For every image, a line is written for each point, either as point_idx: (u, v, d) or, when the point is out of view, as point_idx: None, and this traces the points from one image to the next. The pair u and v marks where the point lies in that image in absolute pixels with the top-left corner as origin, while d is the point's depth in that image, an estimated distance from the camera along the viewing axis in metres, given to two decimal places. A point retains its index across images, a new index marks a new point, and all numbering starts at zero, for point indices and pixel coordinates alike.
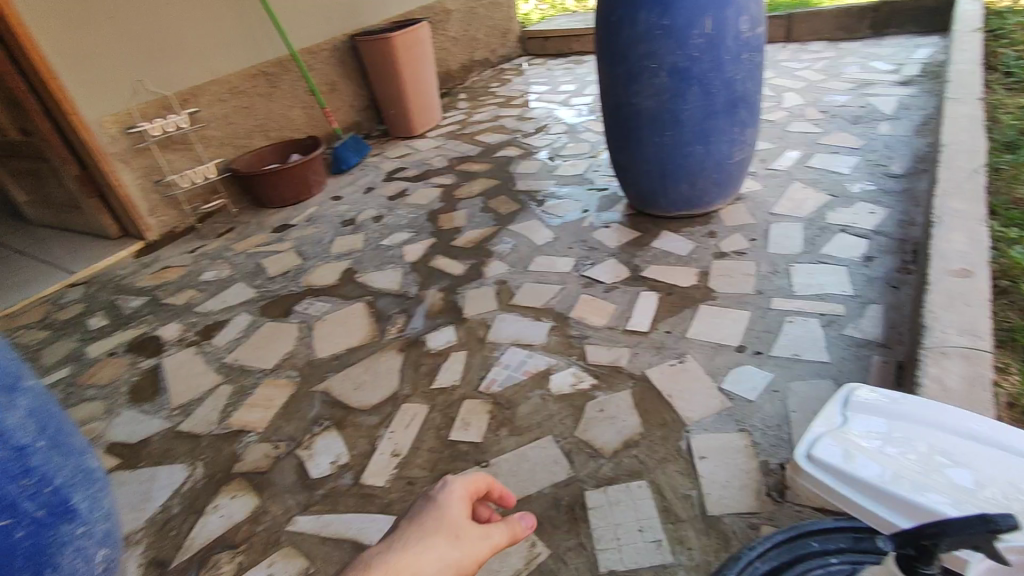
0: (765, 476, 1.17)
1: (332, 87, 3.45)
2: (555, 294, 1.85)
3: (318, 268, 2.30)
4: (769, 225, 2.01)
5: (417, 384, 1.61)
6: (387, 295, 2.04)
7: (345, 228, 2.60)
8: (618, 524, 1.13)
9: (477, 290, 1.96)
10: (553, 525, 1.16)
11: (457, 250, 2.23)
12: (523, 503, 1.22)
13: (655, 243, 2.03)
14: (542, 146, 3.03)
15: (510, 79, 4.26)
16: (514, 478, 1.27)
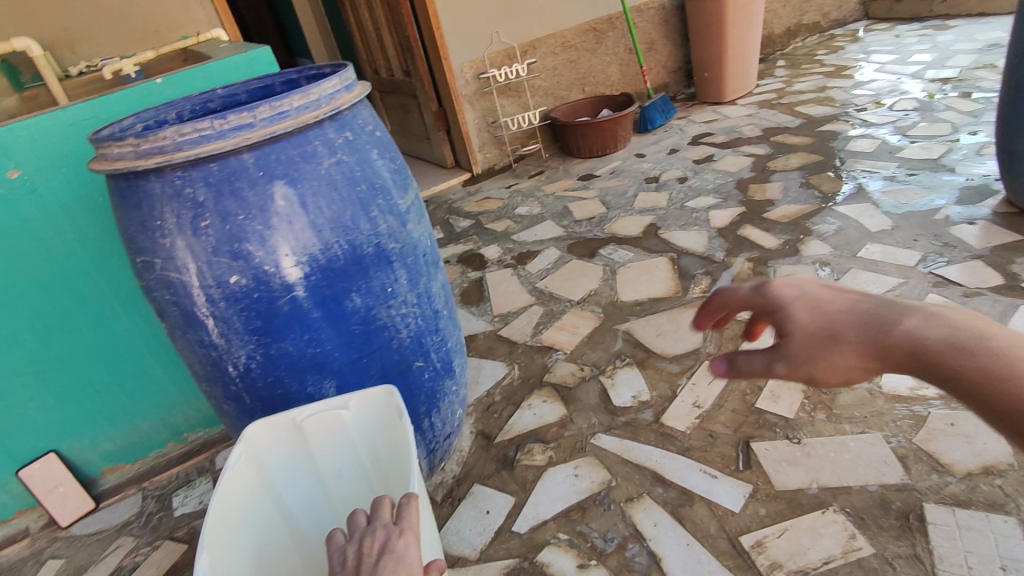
0: None
1: (649, 47, 3.47)
2: (892, 287, 1.64)
3: (621, 219, 2.39)
4: None
5: (722, 346, 1.60)
6: (690, 255, 2.04)
7: (647, 185, 2.64)
8: (970, 552, 1.00)
9: (793, 266, 1.83)
10: (880, 525, 1.07)
11: (770, 222, 2.10)
12: (841, 491, 1.14)
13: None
14: (881, 123, 2.65)
15: (843, 46, 3.78)
16: (832, 465, 1.20)
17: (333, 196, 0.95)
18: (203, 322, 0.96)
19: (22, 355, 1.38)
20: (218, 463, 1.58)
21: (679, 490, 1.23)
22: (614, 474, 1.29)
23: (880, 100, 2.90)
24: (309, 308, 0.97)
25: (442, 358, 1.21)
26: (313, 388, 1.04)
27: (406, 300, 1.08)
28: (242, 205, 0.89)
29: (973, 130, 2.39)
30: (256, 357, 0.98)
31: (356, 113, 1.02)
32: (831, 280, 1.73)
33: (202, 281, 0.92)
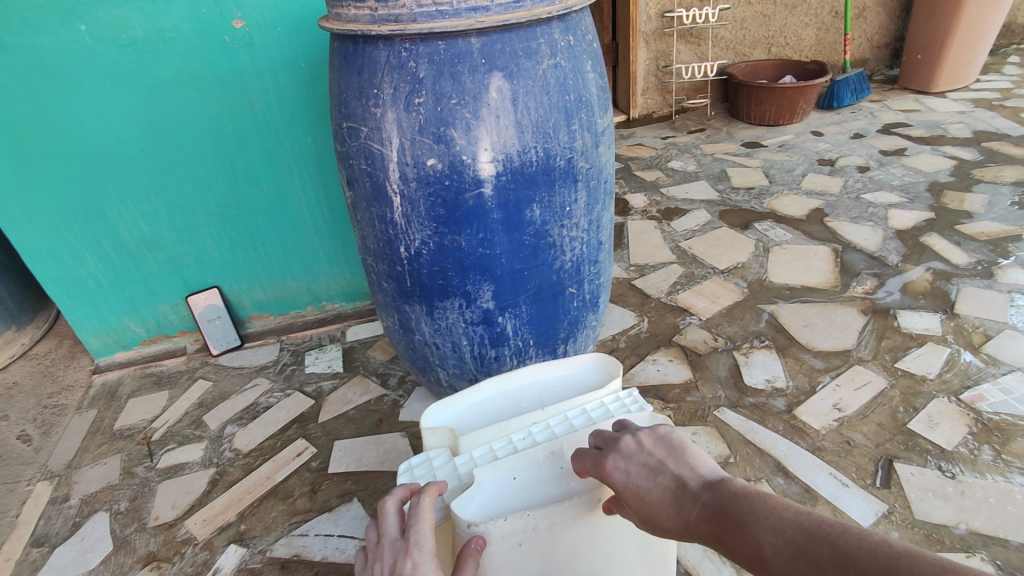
0: None
1: (861, 14, 3.08)
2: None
3: (783, 196, 2.21)
4: None
5: (878, 354, 1.45)
6: (858, 251, 1.85)
7: (822, 166, 2.41)
8: None
9: (982, 291, 1.62)
10: None
11: (962, 236, 1.86)
12: (996, 542, 1.02)
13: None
14: None
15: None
16: (989, 511, 1.07)
17: (543, 100, 0.92)
18: (390, 199, 0.98)
19: (212, 196, 1.52)
20: (348, 337, 1.68)
21: (803, 486, 1.15)
22: (733, 451, 1.24)
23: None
24: (491, 209, 0.96)
25: (592, 291, 1.19)
26: (471, 287, 1.05)
27: (579, 223, 1.06)
28: (457, 89, 0.89)
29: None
30: (429, 244, 1.00)
31: (579, 20, 0.98)
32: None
33: (400, 158, 0.94)
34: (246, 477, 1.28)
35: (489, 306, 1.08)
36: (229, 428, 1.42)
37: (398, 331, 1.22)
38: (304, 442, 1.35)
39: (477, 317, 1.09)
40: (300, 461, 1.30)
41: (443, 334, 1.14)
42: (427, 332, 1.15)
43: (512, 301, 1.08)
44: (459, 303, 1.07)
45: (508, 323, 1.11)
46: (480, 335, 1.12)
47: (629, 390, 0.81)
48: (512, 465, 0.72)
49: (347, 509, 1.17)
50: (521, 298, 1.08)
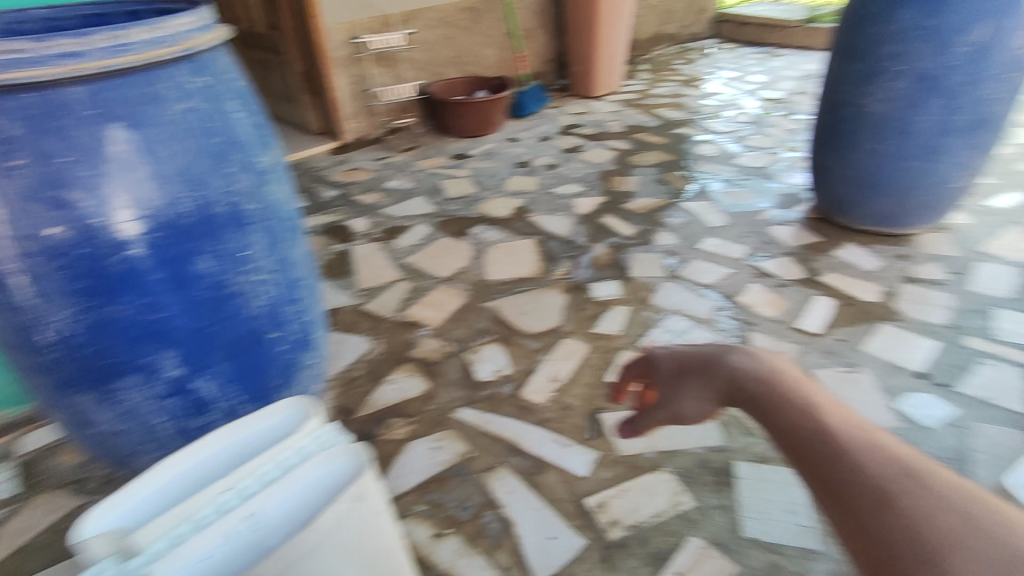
0: None
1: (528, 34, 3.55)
2: (725, 277, 1.85)
3: (491, 200, 2.43)
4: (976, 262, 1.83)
5: (579, 325, 1.69)
6: (555, 239, 2.13)
7: (520, 169, 2.71)
8: (767, 500, 1.17)
9: (644, 255, 1.99)
10: (700, 482, 1.21)
11: (627, 212, 2.27)
12: (672, 455, 1.27)
13: (842, 252, 1.94)
14: (724, 132, 2.95)
15: (697, 58, 4.14)
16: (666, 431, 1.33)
17: (180, 145, 0.90)
18: (12, 279, 0.86)
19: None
20: (21, 449, 1.37)
21: (533, 458, 1.29)
22: (473, 445, 1.33)
23: (726, 110, 3.23)
24: (148, 270, 0.90)
25: (301, 330, 1.13)
26: (149, 358, 0.95)
27: (263, 265, 1.01)
28: (70, 144, 0.84)
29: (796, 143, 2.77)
30: (80, 322, 0.89)
31: (213, 60, 0.98)
32: (676, 267, 1.91)
33: (14, 230, 0.84)
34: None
35: (178, 373, 0.98)
36: None
37: (76, 428, 1.04)
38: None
39: (168, 389, 0.99)
40: None
41: (132, 419, 1.00)
42: (111, 421, 1.00)
43: (205, 362, 1.00)
44: (139, 378, 0.96)
45: (206, 387, 1.02)
46: (179, 408, 1.02)
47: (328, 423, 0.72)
48: (197, 547, 0.59)
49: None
50: (216, 356, 1.00)
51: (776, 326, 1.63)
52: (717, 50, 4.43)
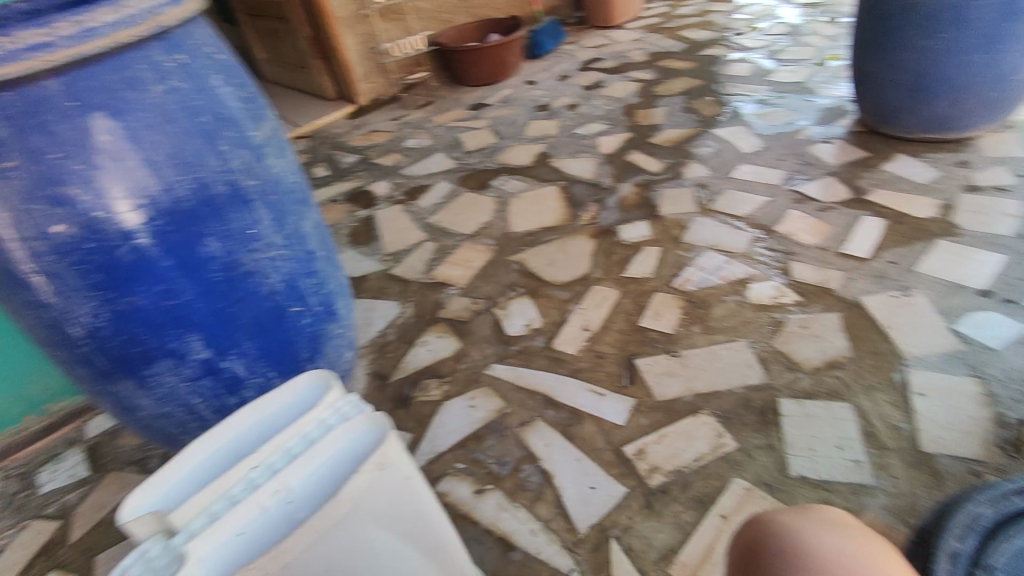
0: (708, 460, 1.36)
1: (390, 15, 3.44)
2: (574, 270, 2.01)
3: (359, 223, 2.47)
4: (787, 219, 2.05)
5: (430, 344, 1.82)
6: (416, 257, 2.21)
7: (389, 184, 2.71)
8: (573, 482, 1.38)
9: (504, 260, 2.11)
10: (521, 475, 1.41)
11: (486, 215, 2.36)
12: (501, 455, 1.46)
13: (676, 226, 2.12)
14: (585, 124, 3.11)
15: (634, 13, 4.14)
16: (497, 434, 1.51)
17: (171, 129, 1.02)
18: (29, 279, 1.02)
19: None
20: (90, 433, 1.76)
21: None
22: None
23: (590, 90, 3.24)
24: (158, 258, 1.06)
25: (321, 301, 1.37)
26: (176, 343, 1.16)
27: (272, 242, 1.21)
28: (55, 141, 0.94)
29: (652, 112, 2.89)
30: (101, 315, 1.07)
31: (188, 34, 1.09)
32: (530, 268, 2.06)
33: (21, 233, 0.97)
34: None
35: (205, 355, 1.20)
36: None
37: (123, 413, 1.29)
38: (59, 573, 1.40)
39: (197, 370, 1.22)
40: None
41: (169, 399, 1.24)
42: (151, 403, 1.24)
43: (230, 341, 1.22)
44: (170, 363, 1.18)
45: (236, 364, 1.25)
46: (211, 386, 1.26)
47: (348, 396, 0.94)
48: (233, 524, 0.79)
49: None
50: (239, 336, 1.23)
51: (614, 312, 1.82)
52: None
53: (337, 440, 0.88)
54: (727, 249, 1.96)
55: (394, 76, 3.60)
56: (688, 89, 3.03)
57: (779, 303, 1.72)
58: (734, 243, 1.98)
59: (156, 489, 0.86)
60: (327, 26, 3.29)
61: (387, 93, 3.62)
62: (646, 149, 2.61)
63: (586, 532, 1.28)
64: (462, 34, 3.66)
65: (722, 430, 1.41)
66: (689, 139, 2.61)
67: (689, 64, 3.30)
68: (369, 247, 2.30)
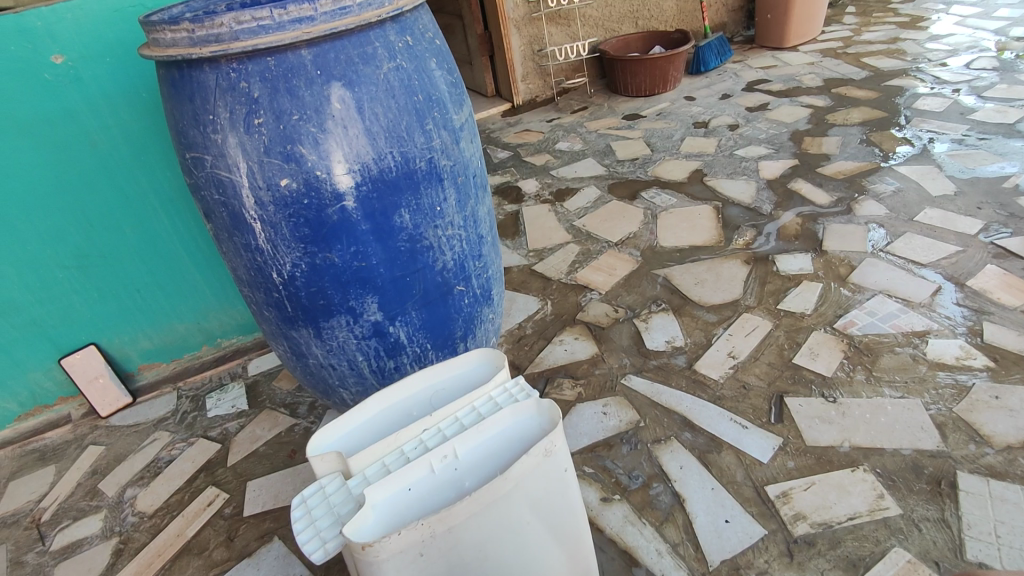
0: (867, 519, 1.23)
1: (558, 21, 3.52)
2: (723, 294, 1.93)
3: (505, 217, 2.54)
4: (980, 273, 1.83)
5: (566, 345, 1.83)
6: (559, 257, 2.23)
7: (537, 182, 2.76)
8: (708, 510, 1.31)
9: (649, 272, 2.08)
10: (652, 493, 1.36)
11: (634, 226, 2.34)
12: (631, 467, 1.43)
13: (842, 263, 1.97)
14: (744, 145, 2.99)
15: (811, 38, 3.91)
16: (629, 446, 1.48)
17: (390, 104, 1.10)
18: (250, 225, 1.14)
19: (68, 249, 1.65)
20: (251, 371, 1.91)
21: None
22: None
23: (756, 111, 3.10)
24: (358, 220, 1.14)
25: (481, 285, 1.42)
26: (355, 302, 1.24)
27: (452, 221, 1.27)
28: (297, 104, 1.04)
29: (824, 140, 2.71)
30: (301, 266, 1.17)
31: (415, 20, 1.18)
32: (676, 284, 2.01)
33: (253, 183, 1.08)
34: (154, 540, 1.42)
35: (376, 318, 1.27)
36: (130, 491, 1.56)
37: (292, 358, 1.40)
38: (214, 490, 1.52)
39: (367, 330, 1.29)
40: (212, 511, 1.46)
41: (337, 354, 1.33)
42: (321, 354, 1.34)
43: (400, 309, 1.28)
44: (346, 319, 1.26)
45: (400, 332, 1.32)
46: (376, 348, 1.32)
47: (515, 380, 0.96)
48: (405, 478, 0.83)
49: (267, 550, 1.35)
50: (409, 305, 1.29)
51: (765, 342, 1.72)
52: (830, 20, 4.31)
53: (505, 417, 0.89)
54: (903, 296, 1.78)
55: (553, 80, 3.68)
56: (867, 120, 2.81)
57: (965, 365, 1.54)
58: (912, 290, 1.80)
59: (336, 434, 0.93)
60: (499, 26, 3.42)
61: (543, 96, 3.71)
62: (814, 178, 2.45)
63: (716, 567, 1.20)
64: (625, 44, 3.66)
65: (884, 491, 1.28)
66: (865, 173, 2.42)
67: (871, 93, 3.06)
68: (515, 242, 2.37)
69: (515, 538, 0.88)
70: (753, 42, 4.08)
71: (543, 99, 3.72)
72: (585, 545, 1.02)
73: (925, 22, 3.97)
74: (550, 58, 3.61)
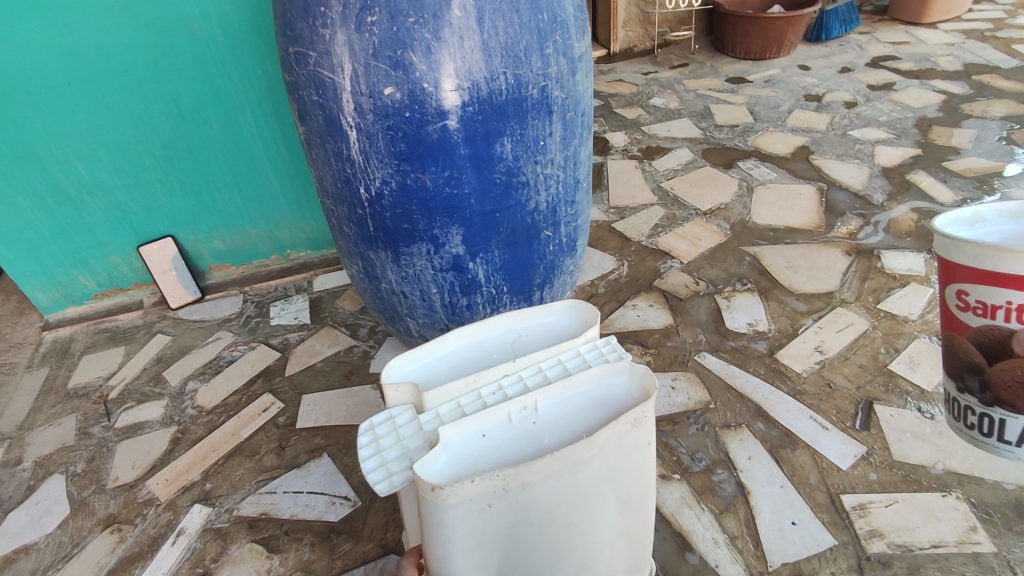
0: (955, 553, 1.12)
1: None
2: (817, 283, 1.78)
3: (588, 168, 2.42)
4: None
5: (640, 310, 1.73)
6: (641, 218, 2.11)
7: (626, 136, 2.61)
8: (775, 508, 1.22)
9: (737, 248, 1.94)
10: (715, 480, 1.28)
11: (726, 196, 2.18)
12: (695, 449, 1.35)
13: None
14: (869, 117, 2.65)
15: (953, 16, 3.49)
16: (697, 427, 1.39)
17: (512, 19, 1.00)
18: (345, 133, 1.07)
19: (157, 137, 1.64)
20: (316, 286, 1.89)
21: None
22: None
23: (879, 90, 2.81)
24: (458, 143, 1.06)
25: (568, 233, 1.33)
26: (439, 231, 1.17)
27: (553, 159, 1.17)
28: (415, 5, 0.95)
29: (954, 131, 2.43)
30: (391, 184, 1.10)
31: None
32: (766, 265, 1.86)
33: (355, 87, 1.01)
34: (210, 435, 1.44)
35: (458, 251, 1.21)
36: (192, 385, 1.59)
37: (365, 279, 1.36)
38: (270, 398, 1.52)
39: (446, 263, 1.23)
40: (266, 418, 1.47)
41: (411, 282, 1.28)
42: (395, 280, 1.29)
43: (483, 246, 1.21)
44: (426, 248, 1.20)
45: (478, 270, 1.25)
46: (451, 282, 1.26)
47: (607, 339, 0.88)
48: (481, 424, 0.78)
49: (316, 465, 1.35)
50: (493, 243, 1.22)
51: (859, 342, 1.57)
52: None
53: (593, 376, 0.82)
54: None
55: (656, 30, 3.44)
56: (1010, 115, 2.50)
57: None
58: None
59: (411, 364, 0.88)
60: None
61: (642, 46, 3.48)
62: (937, 172, 2.21)
63: (777, 568, 1.12)
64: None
65: (977, 524, 1.16)
66: (999, 175, 2.16)
67: (1018, 86, 2.71)
68: (596, 195, 2.25)
69: (584, 506, 0.82)
70: (884, 14, 3.69)
71: (642, 50, 3.49)
72: (647, 522, 0.95)
73: None
74: (657, 5, 3.36)
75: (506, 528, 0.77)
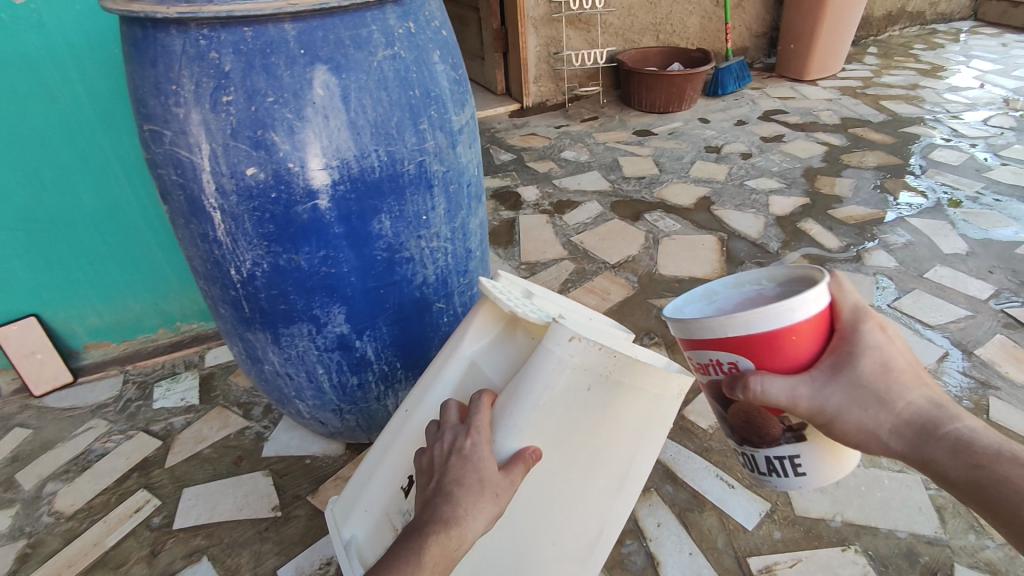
0: None
1: (578, 24, 3.40)
2: None
3: (500, 223, 2.42)
4: (988, 342, 1.73)
5: None
6: (553, 274, 2.11)
7: (538, 191, 2.64)
8: None
9: (644, 301, 1.96)
10: (624, 551, 1.25)
11: (634, 249, 2.23)
12: None
13: None
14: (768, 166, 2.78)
15: (831, 73, 3.83)
16: None
17: (381, 97, 0.97)
18: (209, 214, 0.99)
19: (15, 210, 1.50)
20: (208, 361, 1.76)
21: None
22: None
23: (770, 142, 3.00)
24: (331, 222, 1.01)
25: (463, 303, 1.29)
26: (320, 311, 1.11)
27: (438, 232, 1.14)
28: (274, 85, 0.91)
29: (837, 181, 2.61)
30: (262, 265, 1.03)
31: (421, 7, 1.05)
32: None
33: (214, 168, 0.94)
34: (70, 546, 1.28)
35: (342, 330, 1.15)
36: (53, 486, 1.41)
37: (247, 361, 1.26)
38: (145, 494, 1.37)
39: (330, 342, 1.16)
40: (139, 519, 1.32)
41: (295, 363, 1.20)
42: (277, 362, 1.21)
43: (369, 322, 1.15)
44: (307, 328, 1.13)
45: (367, 347, 1.19)
46: (338, 361, 1.20)
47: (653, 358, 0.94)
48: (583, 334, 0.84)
49: (193, 571, 1.22)
50: (380, 320, 1.16)
51: None
52: (851, 57, 4.23)
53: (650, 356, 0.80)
54: None
55: (566, 85, 3.56)
56: (883, 165, 2.72)
57: None
58: (918, 352, 1.70)
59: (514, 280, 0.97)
60: (517, 22, 3.28)
61: (553, 101, 3.59)
62: (824, 220, 2.35)
63: None
64: (643, 56, 3.55)
65: None
66: (877, 221, 2.32)
67: (888, 138, 2.97)
68: (507, 251, 2.24)
69: (613, 472, 0.88)
70: (772, 71, 3.99)
71: (553, 104, 3.59)
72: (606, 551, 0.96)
73: (946, 71, 3.89)
74: (565, 62, 3.48)
75: (569, 433, 0.82)
